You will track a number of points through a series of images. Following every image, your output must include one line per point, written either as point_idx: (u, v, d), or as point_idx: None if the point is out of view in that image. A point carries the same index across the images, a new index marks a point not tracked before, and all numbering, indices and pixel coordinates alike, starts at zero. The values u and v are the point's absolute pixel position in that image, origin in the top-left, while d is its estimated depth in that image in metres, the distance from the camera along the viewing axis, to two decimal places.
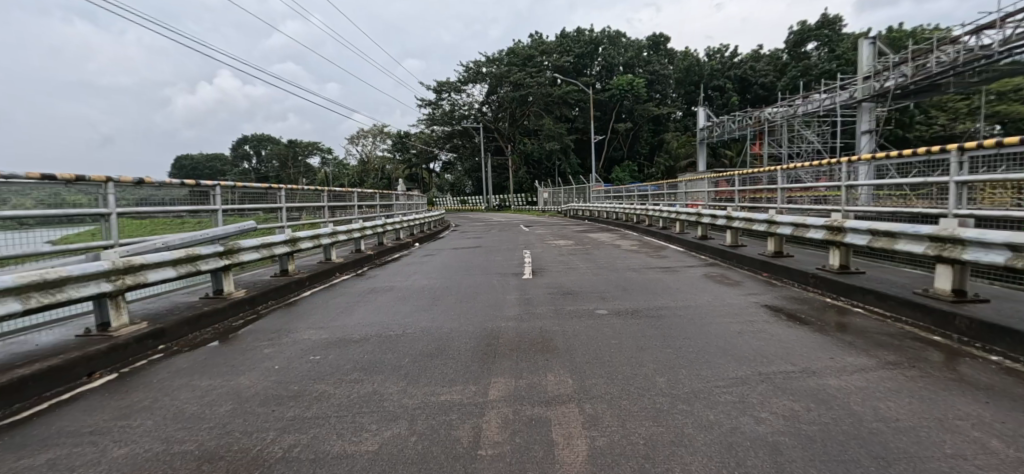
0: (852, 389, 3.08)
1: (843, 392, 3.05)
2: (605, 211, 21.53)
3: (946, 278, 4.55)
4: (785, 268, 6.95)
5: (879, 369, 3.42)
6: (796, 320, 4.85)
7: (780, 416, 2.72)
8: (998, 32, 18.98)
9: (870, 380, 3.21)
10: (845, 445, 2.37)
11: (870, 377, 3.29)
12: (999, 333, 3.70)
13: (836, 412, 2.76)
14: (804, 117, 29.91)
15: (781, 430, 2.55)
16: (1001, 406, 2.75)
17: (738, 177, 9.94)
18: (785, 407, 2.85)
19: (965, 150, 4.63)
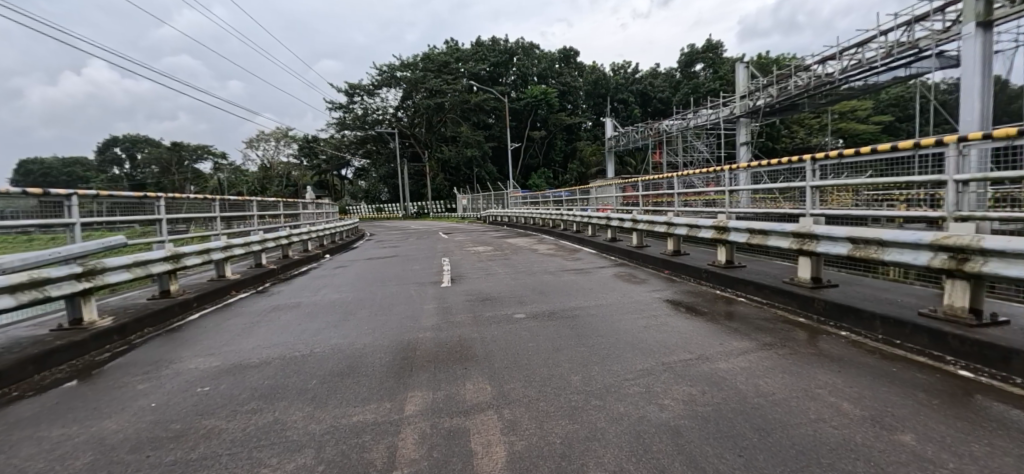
0: (739, 370, 3.43)
1: (731, 373, 3.38)
2: (523, 217, 21.97)
3: (807, 268, 5.23)
4: (682, 264, 7.57)
5: (759, 350, 3.83)
6: (692, 312, 5.30)
7: (680, 401, 2.94)
8: (837, 63, 22.51)
9: (751, 361, 3.59)
10: (734, 421, 2.63)
11: (753, 358, 3.67)
12: (847, 313, 4.33)
13: (725, 392, 3.04)
14: (695, 129, 32.97)
15: (682, 414, 2.75)
16: (850, 374, 3.22)
17: (642, 183, 10.65)
18: (684, 392, 3.08)
19: (815, 160, 5.43)
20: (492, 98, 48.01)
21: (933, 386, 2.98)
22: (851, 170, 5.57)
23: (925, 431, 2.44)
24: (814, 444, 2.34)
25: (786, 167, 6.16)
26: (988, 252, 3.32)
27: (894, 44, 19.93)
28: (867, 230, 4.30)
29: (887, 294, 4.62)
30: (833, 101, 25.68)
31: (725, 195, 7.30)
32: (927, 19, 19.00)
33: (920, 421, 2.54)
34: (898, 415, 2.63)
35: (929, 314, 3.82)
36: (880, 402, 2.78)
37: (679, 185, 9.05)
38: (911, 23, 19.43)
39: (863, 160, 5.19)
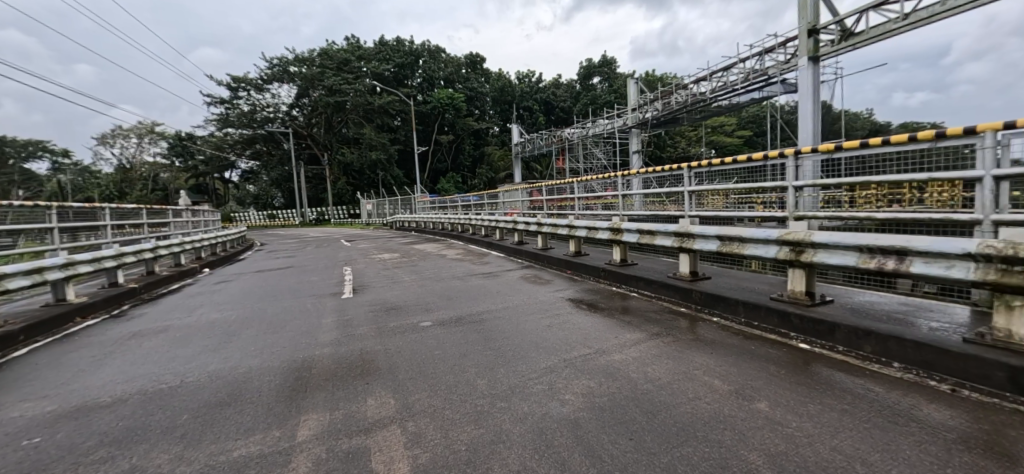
0: (631, 359, 3.73)
1: (624, 363, 3.66)
2: (432, 222, 21.66)
3: (686, 263, 5.77)
4: (583, 264, 8.01)
5: (648, 340, 4.19)
6: (590, 309, 5.63)
7: (579, 395, 3.12)
8: (710, 83, 25.33)
9: (641, 351, 3.91)
10: (626, 407, 2.86)
11: (643, 347, 4.01)
12: (717, 302, 4.90)
13: (619, 382, 3.29)
14: (594, 137, 35.01)
15: (581, 406, 2.93)
16: (721, 355, 3.65)
17: (546, 188, 11.07)
18: (583, 385, 3.28)
19: (693, 167, 6.10)
20: (396, 100, 46.70)
21: (783, 360, 3.49)
22: (721, 176, 6.33)
23: (777, 398, 2.85)
24: (690, 421, 2.62)
25: (670, 173, 6.82)
26: (819, 245, 4.00)
27: (751, 70, 22.99)
28: (732, 228, 4.92)
29: (749, 283, 5.31)
30: (706, 116, 28.88)
31: (619, 199, 7.87)
32: (775, 51, 22.20)
33: (773, 390, 2.97)
34: (757, 386, 3.05)
35: (778, 298, 4.44)
36: (742, 377, 3.20)
37: (579, 190, 9.57)
38: (763, 53, 22.58)
39: (730, 167, 5.93)
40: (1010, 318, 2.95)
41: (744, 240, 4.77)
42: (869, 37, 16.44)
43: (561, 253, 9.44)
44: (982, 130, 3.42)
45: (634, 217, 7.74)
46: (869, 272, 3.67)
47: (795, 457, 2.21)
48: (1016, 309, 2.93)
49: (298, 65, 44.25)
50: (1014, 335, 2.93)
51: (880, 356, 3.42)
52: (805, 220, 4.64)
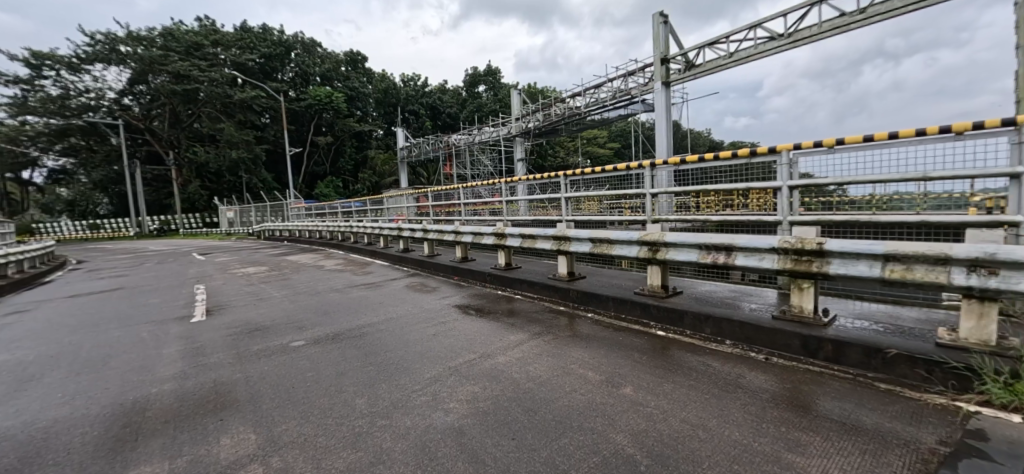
0: (514, 360, 3.94)
1: (507, 365, 3.86)
2: (308, 230, 20.14)
3: (564, 264, 6.22)
4: (469, 269, 8.16)
5: (530, 340, 4.45)
6: (476, 314, 5.77)
7: (463, 402, 3.22)
8: (586, 98, 27.44)
9: (523, 351, 4.14)
10: (508, 408, 3.03)
11: (525, 347, 4.26)
12: (590, 299, 5.39)
13: (502, 384, 3.47)
14: (480, 144, 35.62)
15: (464, 414, 3.03)
16: (594, 348, 4.02)
17: (432, 193, 11.03)
18: (467, 392, 3.37)
19: (568, 175, 6.60)
20: (263, 95, 42.45)
21: (644, 347, 3.97)
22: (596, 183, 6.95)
23: (638, 382, 3.25)
24: (566, 414, 2.86)
25: (550, 180, 7.29)
26: (669, 244, 4.62)
27: (617, 89, 25.42)
28: (600, 231, 5.43)
29: (618, 280, 5.92)
30: (583, 128, 31.20)
31: (504, 205, 8.18)
32: (636, 74, 24.84)
33: (636, 375, 3.37)
34: (623, 372, 3.44)
35: (640, 292, 5.04)
36: (611, 366, 3.57)
37: (466, 195, 9.74)
38: (628, 75, 25.14)
39: (603, 174, 6.54)
40: (802, 297, 3.78)
41: (610, 242, 5.30)
42: (708, 68, 19.26)
43: (447, 259, 9.50)
44: (782, 149, 4.33)
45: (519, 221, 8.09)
46: (707, 266, 4.34)
47: (652, 434, 2.56)
48: (806, 289, 3.78)
49: (129, 44, 37.61)
50: (805, 310, 3.76)
51: (718, 335, 4.07)
52: (659, 223, 5.31)
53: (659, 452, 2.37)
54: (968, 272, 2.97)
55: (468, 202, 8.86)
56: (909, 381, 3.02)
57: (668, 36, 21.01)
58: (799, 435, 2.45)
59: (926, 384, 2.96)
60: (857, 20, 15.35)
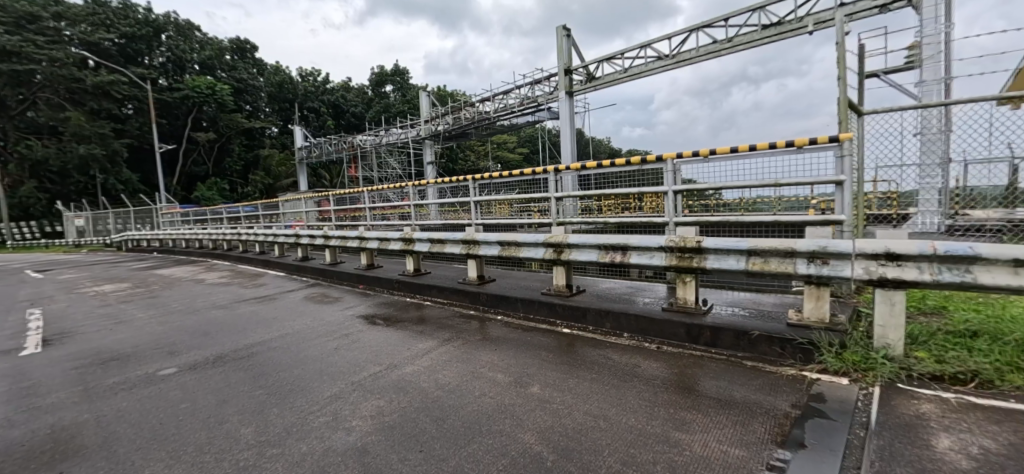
0: (421, 369, 3.90)
1: (414, 375, 3.81)
2: (185, 238, 17.92)
3: (473, 268, 6.31)
4: (375, 277, 7.91)
5: (439, 347, 4.44)
6: (382, 324, 5.60)
7: (367, 418, 3.11)
8: (495, 103, 27.93)
9: (432, 359, 4.13)
10: (416, 420, 3.00)
11: (433, 355, 4.24)
12: (498, 302, 5.54)
13: (409, 395, 3.42)
14: (386, 146, 34.49)
15: (369, 431, 2.93)
16: (502, 350, 4.14)
17: (334, 197, 10.48)
18: (372, 407, 3.27)
19: (476, 179, 6.70)
20: (128, 83, 36.95)
21: (551, 345, 4.17)
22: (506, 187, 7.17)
23: (544, 380, 3.41)
24: (475, 419, 2.91)
25: (458, 183, 7.35)
26: (572, 245, 4.90)
27: (524, 96, 26.20)
28: (508, 233, 5.58)
29: (525, 281, 6.16)
30: (493, 133, 31.71)
31: (413, 209, 8.06)
32: (542, 83, 25.80)
33: (544, 373, 3.53)
34: (531, 372, 3.59)
35: (546, 292, 5.28)
36: (520, 367, 3.70)
37: (373, 199, 9.44)
38: (535, 83, 26.05)
39: (512, 179, 6.75)
40: (685, 289, 4.25)
41: (517, 244, 5.47)
42: (606, 81, 20.61)
43: (352, 267, 9.11)
44: (667, 158, 4.82)
45: (428, 225, 8.03)
46: (605, 264, 4.67)
47: (557, 428, 2.69)
48: (688, 282, 4.26)
49: None
50: (688, 300, 4.23)
51: (616, 329, 4.41)
52: (564, 225, 5.60)
53: (563, 445, 2.50)
54: (809, 263, 3.56)
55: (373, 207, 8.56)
56: (769, 357, 3.54)
57: (570, 48, 22.14)
58: (686, 413, 2.73)
59: (781, 359, 3.49)
60: (728, 48, 17.49)
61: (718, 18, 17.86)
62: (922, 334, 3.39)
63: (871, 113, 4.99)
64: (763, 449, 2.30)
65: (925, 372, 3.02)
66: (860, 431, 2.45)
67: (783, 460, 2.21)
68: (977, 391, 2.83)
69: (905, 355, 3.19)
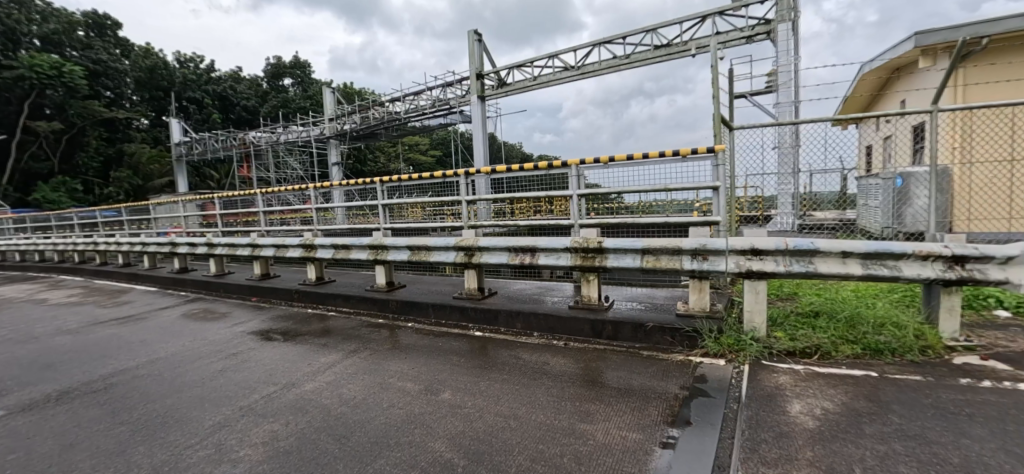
0: (323, 387, 3.61)
1: (315, 393, 3.51)
2: (19, 249, 14.97)
3: (383, 275, 6.15)
4: (272, 288, 7.32)
5: (345, 359, 4.22)
6: (277, 340, 5.13)
7: (260, 445, 2.78)
8: (404, 104, 27.32)
9: (336, 374, 3.87)
10: (317, 442, 2.76)
11: (337, 369, 3.99)
12: (409, 309, 5.46)
13: (310, 414, 3.15)
14: (284, 145, 32.08)
15: (262, 459, 2.62)
16: (413, 359, 4.07)
17: (218, 200, 9.48)
18: (265, 432, 2.93)
19: (383, 182, 6.54)
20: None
21: (463, 349, 4.21)
22: (418, 189, 7.11)
23: (456, 386, 3.39)
24: (383, 433, 2.78)
25: (364, 185, 7.14)
26: (483, 248, 5.00)
27: (436, 99, 25.96)
28: (418, 238, 5.51)
29: (436, 286, 6.15)
30: (403, 134, 31.00)
31: (316, 213, 7.63)
32: (453, 86, 25.75)
33: (455, 379, 3.53)
34: (442, 378, 3.56)
35: (458, 296, 5.31)
36: (431, 374, 3.67)
37: (272, 203, 8.77)
38: (446, 86, 25.90)
39: (423, 182, 6.71)
40: (589, 287, 4.54)
41: (427, 248, 5.43)
42: (516, 88, 21.14)
43: (243, 278, 8.34)
44: (571, 163, 5.12)
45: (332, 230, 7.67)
46: (515, 266, 4.83)
47: (466, 433, 2.67)
48: (592, 280, 4.56)
49: None
50: (592, 297, 4.52)
51: (527, 329, 4.58)
52: (475, 228, 5.68)
53: (474, 450, 2.48)
54: (693, 259, 4.01)
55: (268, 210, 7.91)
56: (662, 346, 3.91)
57: (480, 53, 22.37)
58: (590, 403, 2.93)
59: (670, 346, 3.89)
60: (626, 64, 18.84)
61: (618, 35, 19.19)
62: (780, 317, 3.99)
63: (740, 128, 5.73)
64: (657, 430, 2.55)
65: (782, 349, 3.56)
66: (734, 404, 2.84)
67: (673, 437, 2.47)
68: (820, 362, 3.41)
69: (767, 336, 3.73)
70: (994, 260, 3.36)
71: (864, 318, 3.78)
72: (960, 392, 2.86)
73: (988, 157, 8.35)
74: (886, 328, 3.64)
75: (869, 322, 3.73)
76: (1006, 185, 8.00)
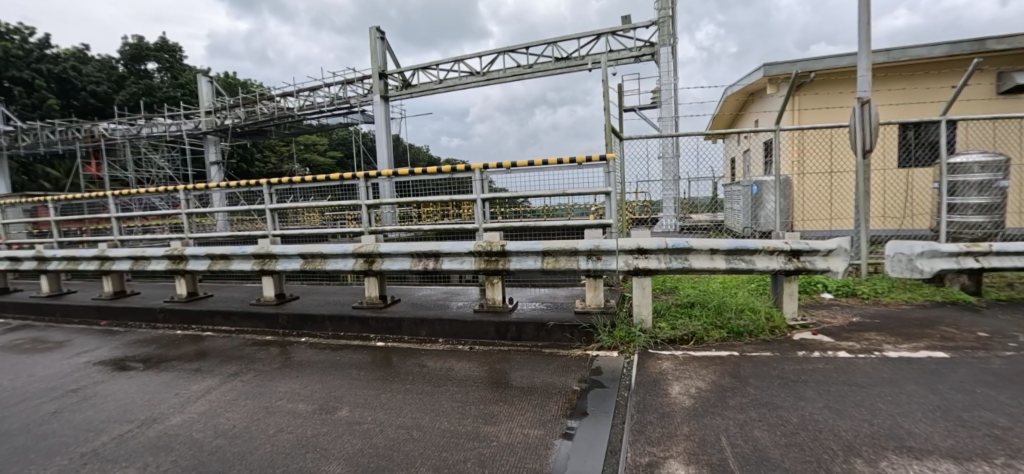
0: (193, 419, 3.01)
1: (185, 426, 2.90)
2: None
3: (271, 286, 5.64)
4: (128, 309, 5.92)
5: (223, 384, 3.63)
6: (130, 366, 4.19)
7: None
8: (296, 100, 25.52)
9: (210, 402, 3.28)
10: None
11: (213, 396, 3.40)
12: (303, 323, 5.10)
13: (178, 451, 2.59)
14: (147, 139, 28.05)
15: None
16: (306, 376, 3.76)
17: (52, 202, 7.71)
18: None
19: (270, 184, 6.15)
20: None
21: (365, 361, 4.08)
22: (316, 193, 6.79)
23: (354, 402, 3.21)
24: (269, 461, 2.45)
25: (246, 188, 6.63)
26: (384, 254, 4.88)
27: (334, 96, 24.67)
28: (312, 245, 5.15)
29: (333, 297, 5.85)
30: (296, 133, 28.97)
31: (188, 219, 6.88)
32: (353, 83, 24.62)
33: (354, 394, 3.36)
34: (340, 394, 3.37)
35: (358, 306, 5.17)
36: (326, 391, 3.43)
37: (133, 206, 7.84)
38: (346, 83, 24.69)
39: (318, 184, 6.41)
40: (493, 290, 4.68)
41: (322, 256, 5.12)
42: (421, 89, 20.83)
43: (90, 297, 6.73)
44: (475, 167, 5.21)
45: (209, 238, 6.98)
46: (417, 272, 4.81)
47: (365, 450, 2.52)
48: (495, 283, 4.70)
49: None
50: (496, 300, 4.67)
51: (432, 335, 4.60)
52: (377, 234, 5.54)
53: (370, 466, 2.36)
54: (588, 259, 4.31)
55: (122, 216, 6.87)
56: (563, 343, 4.17)
57: (384, 52, 21.69)
58: (495, 406, 3.04)
59: (568, 342, 4.16)
60: (528, 74, 19.44)
61: (520, 44, 19.82)
62: (662, 309, 4.47)
63: (630, 138, 6.28)
64: (557, 424, 2.74)
65: (664, 338, 3.99)
66: (624, 391, 3.14)
67: (572, 428, 2.68)
68: (695, 347, 3.89)
69: (652, 326, 4.14)
70: (821, 253, 4.07)
71: (728, 306, 4.38)
72: (797, 363, 3.45)
73: (816, 170, 10.03)
74: (745, 313, 4.25)
75: (732, 309, 4.32)
76: (827, 192, 9.70)
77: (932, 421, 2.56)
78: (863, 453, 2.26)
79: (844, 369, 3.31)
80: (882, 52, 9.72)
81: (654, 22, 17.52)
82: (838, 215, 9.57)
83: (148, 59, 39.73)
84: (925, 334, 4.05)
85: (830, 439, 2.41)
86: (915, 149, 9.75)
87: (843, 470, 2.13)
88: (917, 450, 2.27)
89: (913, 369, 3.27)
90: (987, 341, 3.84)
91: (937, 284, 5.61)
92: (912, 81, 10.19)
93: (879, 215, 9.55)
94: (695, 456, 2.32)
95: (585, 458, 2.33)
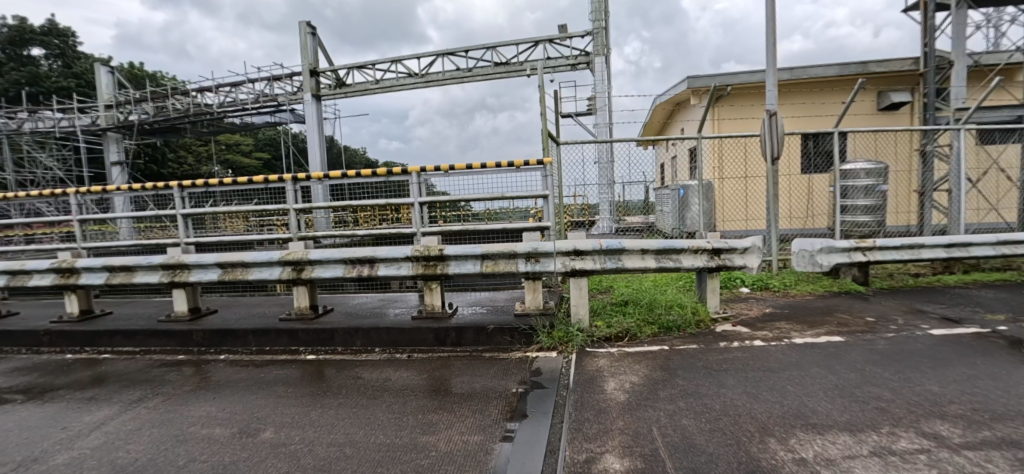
0: (86, 454, 2.70)
1: (76, 464, 2.60)
2: None
3: (183, 300, 5.18)
4: (4, 333, 5.21)
5: (123, 413, 3.29)
6: (7, 399, 3.69)
7: None
8: (214, 96, 23.74)
9: (108, 434, 2.96)
10: None
11: (112, 427, 3.08)
12: (223, 338, 4.75)
13: None
14: (32, 135, 24.84)
15: None
16: (224, 397, 3.50)
17: None
18: None
19: (182, 186, 5.67)
20: None
21: (293, 377, 3.86)
22: (239, 196, 6.39)
23: (280, 422, 3.03)
24: None
25: (154, 191, 6.09)
26: (314, 262, 4.64)
27: (260, 93, 23.30)
28: (232, 254, 4.81)
29: (256, 309, 5.49)
30: (215, 131, 27.00)
31: (83, 227, 6.19)
32: (281, 80, 23.34)
33: (280, 413, 3.17)
34: (263, 415, 3.16)
35: (287, 317, 4.88)
36: (247, 412, 3.21)
37: (12, 212, 6.92)
38: (272, 80, 23.32)
39: (241, 187, 6.01)
40: (432, 295, 4.62)
41: (244, 265, 4.79)
42: (357, 89, 20.15)
43: None
44: (413, 170, 5.12)
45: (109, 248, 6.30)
46: (351, 279, 4.63)
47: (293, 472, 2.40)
48: (434, 288, 4.64)
49: None
50: (435, 306, 4.62)
51: (367, 346, 4.46)
52: (306, 240, 5.27)
53: None
54: (527, 262, 4.35)
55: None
56: (503, 345, 4.20)
57: (315, 49, 20.75)
58: (434, 415, 2.99)
59: (509, 345, 4.18)
60: (466, 76, 19.38)
61: (459, 47, 19.75)
62: (599, 308, 4.63)
63: (566, 144, 6.44)
64: (497, 427, 2.76)
65: (601, 336, 4.13)
66: (562, 391, 3.20)
67: (512, 430, 2.70)
68: (629, 343, 4.06)
69: (589, 325, 4.28)
70: (739, 250, 4.39)
71: (659, 302, 4.60)
72: (718, 353, 3.71)
73: (733, 174, 10.84)
74: (674, 308, 4.50)
75: (662, 305, 4.55)
76: (742, 195, 10.55)
77: (831, 398, 2.84)
78: (775, 433, 2.46)
79: (757, 357, 3.60)
80: (786, 69, 10.70)
81: (588, 32, 18.17)
82: (753, 215, 10.40)
83: (32, 44, 34.95)
84: (825, 321, 4.51)
85: (745, 423, 2.60)
86: (815, 157, 10.79)
87: (759, 450, 2.30)
88: (819, 426, 2.51)
89: (815, 353, 3.63)
90: (874, 324, 4.35)
91: (833, 275, 6.24)
92: (812, 96, 11.27)
93: (787, 214, 10.48)
94: (629, 449, 2.42)
95: (525, 460, 2.36)
